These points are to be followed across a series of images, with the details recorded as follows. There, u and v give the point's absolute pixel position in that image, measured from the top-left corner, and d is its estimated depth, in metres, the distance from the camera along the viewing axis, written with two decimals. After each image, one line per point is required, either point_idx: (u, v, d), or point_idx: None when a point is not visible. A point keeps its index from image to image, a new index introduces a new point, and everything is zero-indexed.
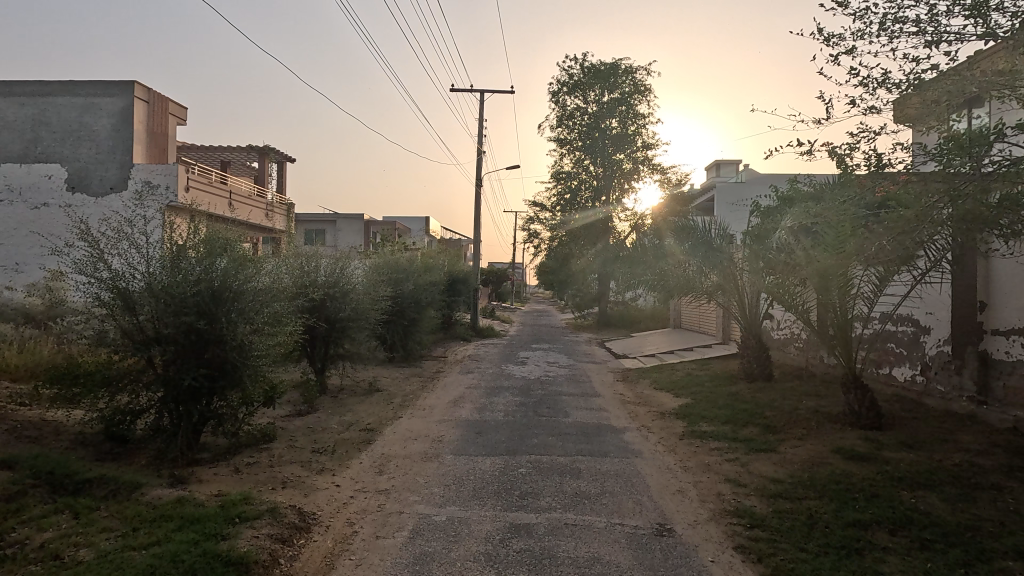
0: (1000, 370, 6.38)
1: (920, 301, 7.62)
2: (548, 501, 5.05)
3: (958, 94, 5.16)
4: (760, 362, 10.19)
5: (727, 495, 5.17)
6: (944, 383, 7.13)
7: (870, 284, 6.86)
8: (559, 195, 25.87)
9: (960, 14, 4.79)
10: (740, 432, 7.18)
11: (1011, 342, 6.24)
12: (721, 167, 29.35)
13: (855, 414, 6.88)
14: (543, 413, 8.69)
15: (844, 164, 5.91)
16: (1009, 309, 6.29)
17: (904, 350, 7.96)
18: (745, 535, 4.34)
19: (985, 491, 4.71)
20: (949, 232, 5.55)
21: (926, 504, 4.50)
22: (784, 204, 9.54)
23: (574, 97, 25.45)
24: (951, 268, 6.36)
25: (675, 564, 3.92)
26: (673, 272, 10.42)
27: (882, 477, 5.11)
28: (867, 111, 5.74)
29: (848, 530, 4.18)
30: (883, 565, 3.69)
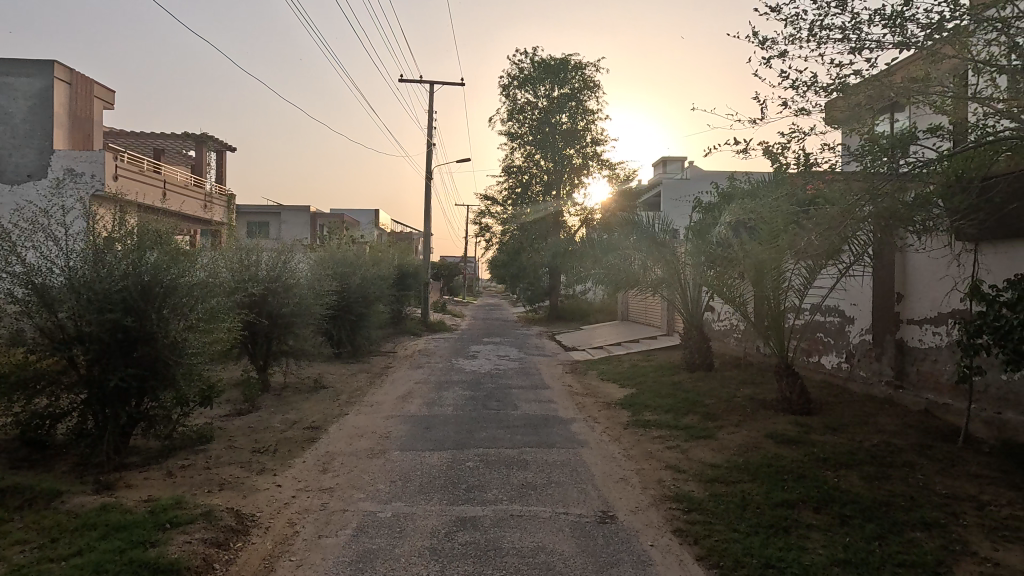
0: (914, 356, 6.86)
1: (845, 293, 8.10)
2: (495, 493, 5.10)
3: (878, 99, 5.52)
4: (702, 352, 10.60)
5: (668, 481, 5.36)
6: (867, 369, 7.62)
7: (800, 277, 7.19)
8: (510, 188, 25.92)
9: (880, 23, 5.11)
10: (681, 420, 7.45)
11: (923, 330, 6.72)
12: (666, 164, 30.10)
13: (787, 400, 7.26)
14: (492, 406, 8.74)
15: (777, 164, 6.22)
16: (921, 299, 6.76)
17: (831, 338, 8.45)
18: (683, 518, 4.52)
19: (899, 469, 5.09)
20: (872, 228, 5.91)
21: (847, 482, 4.83)
22: (723, 200, 9.90)
23: (524, 91, 25.51)
24: (871, 262, 6.79)
25: (617, 550, 4.03)
26: (619, 265, 10.66)
27: (809, 459, 5.43)
28: (798, 113, 6.05)
29: (777, 510, 4.42)
30: (807, 541, 3.93)
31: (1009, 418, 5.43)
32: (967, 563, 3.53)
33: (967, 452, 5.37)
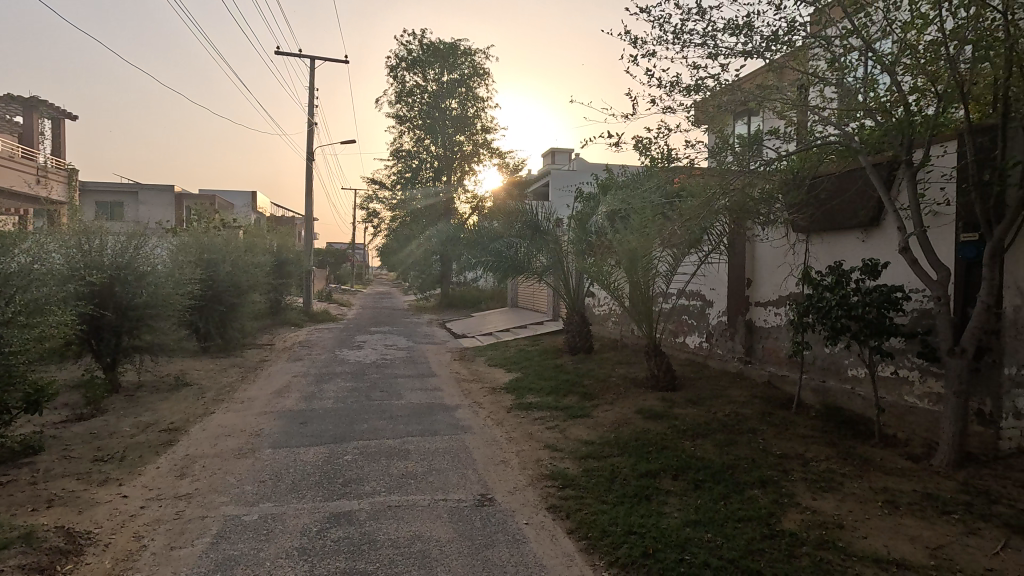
0: (760, 334, 7.71)
1: (705, 279, 8.90)
2: (372, 485, 4.97)
3: (730, 102, 6.06)
4: (582, 336, 11.12)
5: (545, 460, 5.55)
6: (722, 347, 8.44)
7: (668, 264, 7.75)
8: (399, 173, 25.23)
9: (731, 32, 5.59)
10: (562, 401, 7.76)
11: (768, 312, 7.56)
12: (555, 155, 30.91)
13: (656, 378, 7.84)
14: (376, 396, 8.51)
15: (646, 158, 6.63)
16: (766, 284, 7.60)
17: (694, 320, 9.25)
18: (557, 495, 4.71)
19: (744, 435, 5.71)
20: (726, 220, 6.52)
21: (701, 450, 5.33)
22: (602, 191, 10.37)
23: (413, 74, 24.88)
24: (726, 250, 7.50)
25: (492, 531, 4.11)
26: (505, 253, 10.82)
27: (672, 431, 5.92)
28: (665, 111, 6.48)
29: (642, 479, 4.77)
30: (665, 506, 4.27)
31: (830, 385, 6.30)
32: (792, 511, 4.04)
33: (797, 417, 6.15)
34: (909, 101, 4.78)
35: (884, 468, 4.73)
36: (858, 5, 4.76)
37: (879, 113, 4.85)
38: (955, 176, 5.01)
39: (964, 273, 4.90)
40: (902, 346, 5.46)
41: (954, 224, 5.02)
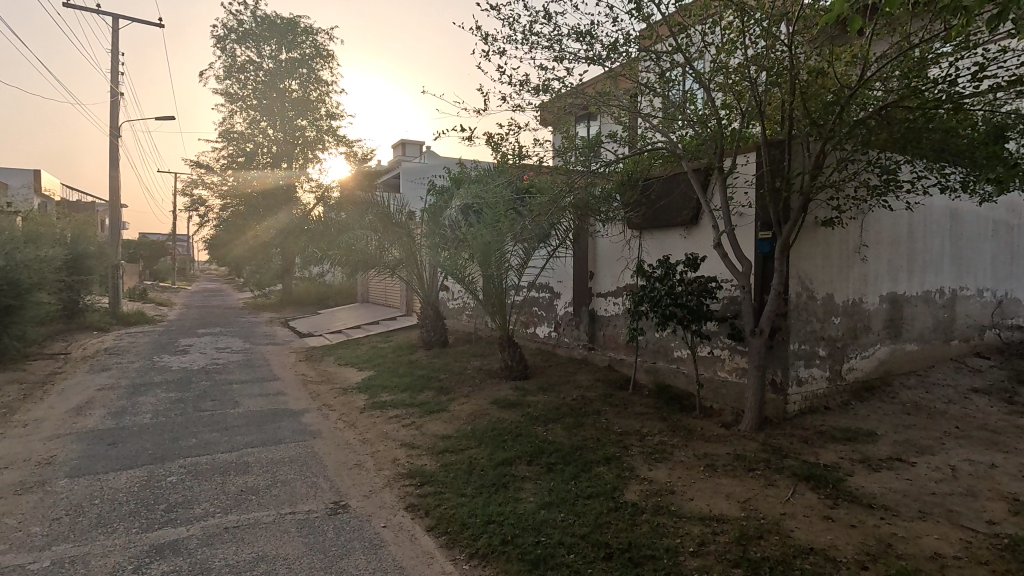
0: (602, 323, 8.33)
1: (553, 272, 9.38)
2: (205, 507, 4.40)
3: (575, 105, 6.41)
4: (437, 330, 11.07)
5: (402, 459, 5.40)
6: (569, 336, 8.99)
7: (519, 258, 7.99)
8: (230, 157, 22.71)
9: (573, 39, 5.88)
10: (417, 397, 7.63)
11: (608, 302, 8.19)
12: (405, 146, 30.18)
13: (509, 368, 8.08)
14: (206, 406, 7.56)
15: (498, 153, 6.77)
16: (606, 277, 8.23)
17: (544, 311, 9.71)
18: (415, 493, 4.61)
19: (590, 417, 6.14)
20: (571, 216, 6.93)
21: (553, 435, 5.61)
22: (455, 185, 10.37)
23: (245, 48, 22.53)
24: (572, 245, 7.96)
25: (347, 539, 3.88)
26: (355, 246, 10.31)
27: (525, 418, 6.15)
28: (515, 109, 6.66)
29: (499, 468, 4.87)
30: (521, 491, 4.41)
31: (660, 366, 7.04)
32: (632, 482, 4.43)
33: (634, 396, 6.77)
34: (721, 115, 5.48)
35: (704, 436, 5.40)
36: (681, 26, 5.32)
37: (698, 123, 5.49)
38: (754, 182, 5.87)
39: (761, 264, 5.79)
40: (716, 329, 6.28)
41: (754, 223, 5.88)
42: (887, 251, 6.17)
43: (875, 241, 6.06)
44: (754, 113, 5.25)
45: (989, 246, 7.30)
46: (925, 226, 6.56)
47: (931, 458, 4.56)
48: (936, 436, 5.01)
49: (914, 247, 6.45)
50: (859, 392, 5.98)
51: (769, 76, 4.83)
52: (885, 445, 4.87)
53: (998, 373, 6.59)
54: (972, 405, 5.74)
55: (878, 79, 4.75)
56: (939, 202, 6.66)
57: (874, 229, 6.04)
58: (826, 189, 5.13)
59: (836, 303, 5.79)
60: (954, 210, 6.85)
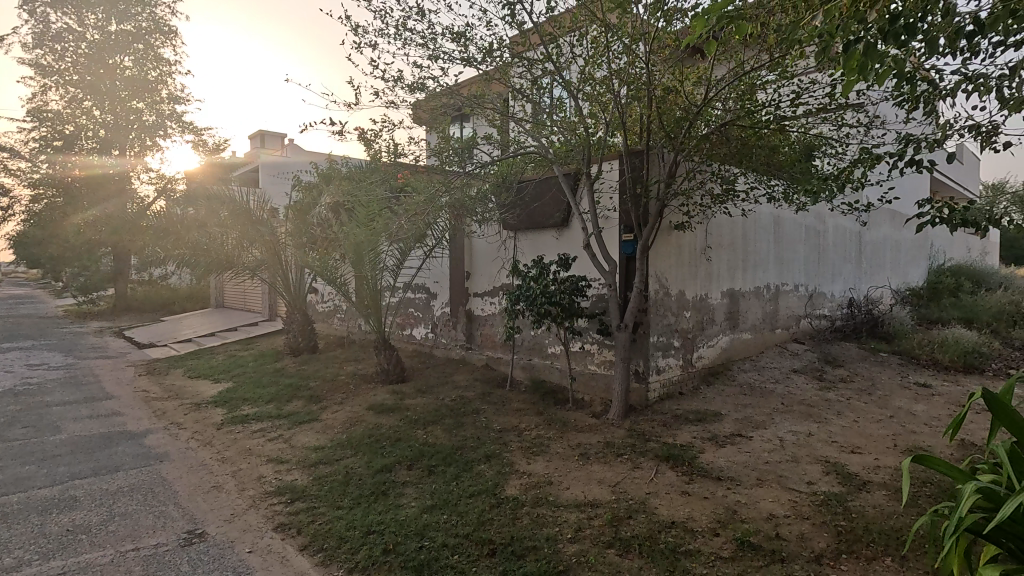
0: (478, 323, 8.41)
1: (429, 273, 9.28)
2: (16, 556, 3.67)
3: (449, 105, 6.39)
4: (305, 335, 10.39)
5: (269, 476, 4.98)
6: (446, 337, 8.95)
7: (394, 258, 7.77)
8: (43, 140, 19.28)
9: (447, 38, 5.84)
10: (284, 408, 7.09)
11: (484, 302, 8.29)
12: (264, 138, 27.91)
13: (385, 372, 7.83)
14: (14, 435, 6.33)
15: (371, 150, 6.53)
16: (482, 277, 8.32)
17: (420, 312, 9.58)
18: (285, 511, 4.27)
19: (469, 416, 6.16)
20: (448, 217, 6.91)
21: (433, 437, 5.55)
22: (323, 181, 9.81)
23: (61, 14, 19.25)
24: (448, 245, 7.93)
25: (206, 572, 3.48)
26: (208, 245, 9.30)
27: (404, 422, 6.01)
28: (388, 105, 6.47)
29: (377, 476, 4.69)
30: (402, 497, 4.29)
31: (535, 363, 7.29)
32: (512, 477, 4.52)
33: (512, 393, 6.94)
34: (588, 123, 5.80)
35: (577, 426, 5.70)
36: (551, 36, 5.52)
37: (567, 130, 5.76)
38: (617, 188, 6.30)
39: (625, 264, 6.23)
40: (586, 325, 6.65)
41: (617, 225, 6.31)
42: (726, 253, 7.00)
43: (718, 243, 6.85)
44: (617, 123, 5.64)
45: (802, 248, 8.59)
46: (755, 231, 7.55)
47: (764, 432, 5.26)
48: (767, 412, 5.79)
49: (747, 249, 7.39)
50: (706, 377, 6.72)
51: (630, 89, 5.21)
52: (729, 423, 5.52)
53: (810, 356, 7.80)
54: (793, 384, 6.72)
55: (719, 99, 5.26)
56: (765, 210, 7.70)
57: (716, 233, 6.82)
58: (678, 195, 5.67)
59: (687, 298, 6.44)
60: (777, 217, 7.96)
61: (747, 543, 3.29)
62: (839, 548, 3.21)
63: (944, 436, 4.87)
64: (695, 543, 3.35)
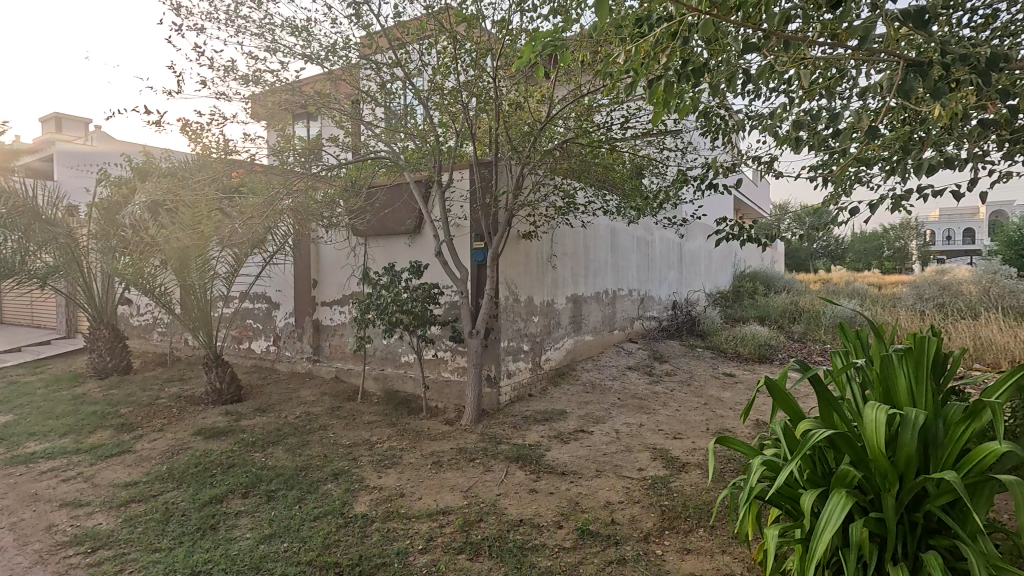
0: (326, 333, 7.96)
1: (270, 281, 8.58)
2: None
3: (290, 103, 5.99)
4: (115, 354, 8.96)
5: (62, 524, 4.16)
6: (290, 349, 8.33)
7: (227, 265, 7.06)
8: None
9: (286, 31, 5.45)
10: (85, 441, 6.01)
11: (332, 311, 7.87)
12: (60, 123, 23.62)
13: (217, 391, 7.05)
14: None
15: (197, 145, 5.87)
16: (330, 285, 7.90)
17: (260, 324, 8.80)
18: (84, 563, 3.60)
19: (315, 433, 5.79)
20: (290, 220, 6.48)
21: (274, 459, 5.11)
22: (137, 176, 8.56)
23: None
24: (291, 251, 7.40)
25: None
26: None
27: (239, 446, 5.45)
28: (218, 96, 5.87)
29: (205, 509, 4.18)
30: (236, 529, 3.87)
31: (387, 372, 7.11)
32: (362, 493, 4.33)
33: (363, 405, 6.67)
34: (438, 132, 5.81)
35: (430, 434, 5.66)
36: (399, 41, 5.41)
37: (418, 137, 5.71)
38: (468, 197, 6.41)
39: (476, 272, 6.36)
40: (439, 332, 6.65)
41: (468, 233, 6.43)
42: (569, 260, 7.49)
43: (562, 252, 7.30)
44: (467, 133, 5.73)
45: (634, 256, 9.52)
46: (595, 241, 8.20)
47: (603, 426, 5.72)
48: (606, 407, 6.31)
49: (588, 257, 7.99)
50: (553, 378, 7.11)
51: (478, 101, 5.34)
52: (573, 420, 5.91)
53: (642, 353, 8.66)
54: (627, 379, 7.41)
55: (562, 118, 5.65)
56: (603, 221, 8.40)
57: (560, 243, 7.27)
58: (524, 206, 5.93)
59: (535, 304, 6.77)
60: (613, 229, 8.72)
61: (587, 531, 3.54)
62: (662, 526, 3.60)
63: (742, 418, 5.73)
64: (541, 538, 3.51)
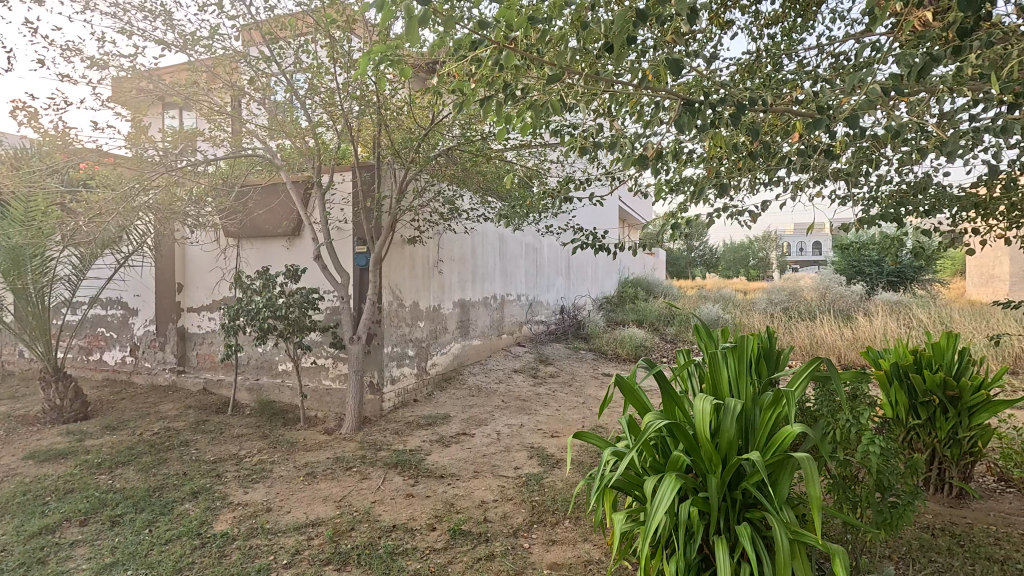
0: (193, 342, 7.37)
1: (126, 285, 7.78)
2: None
3: (148, 92, 5.50)
4: None
5: None
6: (150, 359, 7.59)
7: (71, 266, 6.28)
8: None
9: (143, 13, 4.99)
10: None
11: (201, 317, 7.30)
12: None
13: (57, 409, 6.25)
14: None
15: (32, 131, 5.19)
16: (198, 290, 7.32)
17: (114, 333, 7.97)
18: None
19: (175, 450, 5.34)
20: (149, 218, 5.92)
21: (122, 481, 4.64)
22: None
23: None
24: (150, 252, 6.77)
25: None
26: None
27: (81, 469, 4.88)
28: (60, 79, 5.25)
29: (33, 542, 3.70)
30: (70, 560, 3.47)
31: (263, 382, 6.73)
32: (225, 511, 4.07)
33: (232, 418, 6.25)
34: (317, 132, 5.63)
35: (306, 445, 5.45)
36: (273, 35, 5.18)
37: (296, 137, 5.49)
38: (350, 200, 6.27)
39: (358, 276, 6.22)
40: (318, 339, 6.42)
41: (350, 237, 6.29)
42: (456, 266, 7.57)
43: (448, 258, 7.36)
44: (346, 135, 5.63)
45: (522, 262, 9.82)
46: (482, 248, 8.35)
47: (485, 428, 5.84)
48: (489, 410, 6.46)
49: (475, 263, 8.13)
50: (439, 383, 7.13)
51: (358, 106, 5.24)
52: (456, 423, 5.98)
53: (528, 357, 8.96)
54: (513, 382, 7.62)
55: (451, 127, 5.65)
56: (491, 228, 8.59)
57: (447, 248, 7.33)
58: (407, 212, 5.91)
59: (420, 309, 6.75)
60: (501, 236, 8.93)
61: (459, 531, 3.62)
62: (531, 520, 3.77)
63: (606, 415, 6.18)
64: (412, 541, 3.53)
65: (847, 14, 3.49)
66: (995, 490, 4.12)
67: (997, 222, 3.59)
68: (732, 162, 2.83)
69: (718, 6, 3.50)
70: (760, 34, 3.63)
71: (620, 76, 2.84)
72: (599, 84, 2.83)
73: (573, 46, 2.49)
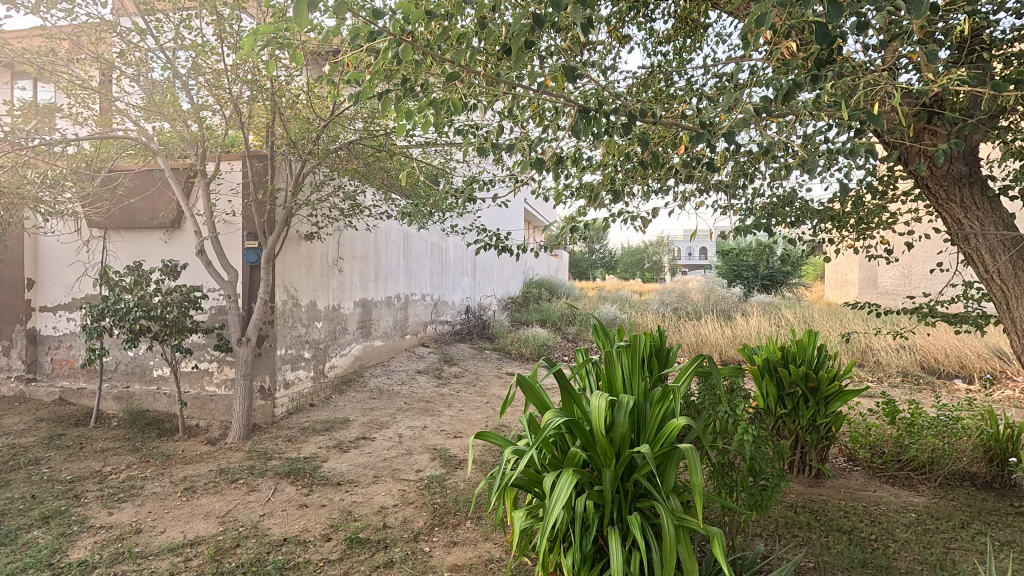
0: (47, 345, 6.47)
1: None
2: None
3: None
4: None
5: None
6: None
7: None
8: None
9: None
10: None
11: (58, 318, 6.43)
12: None
13: None
14: None
15: None
16: (55, 286, 6.45)
17: None
18: None
19: (21, 469, 4.65)
20: None
21: None
22: None
23: None
24: None
25: None
26: None
27: None
28: None
29: None
30: None
31: (133, 390, 6.07)
32: (85, 536, 3.61)
33: (95, 431, 5.56)
34: (201, 116, 5.17)
35: (184, 457, 4.98)
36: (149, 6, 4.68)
37: (177, 120, 5.00)
38: (238, 191, 5.82)
39: (248, 273, 5.80)
40: (201, 342, 5.91)
41: (239, 231, 5.84)
42: (357, 264, 7.30)
43: (349, 255, 7.08)
44: (235, 121, 5.20)
45: (428, 262, 9.70)
46: (386, 246, 8.13)
47: (385, 431, 5.69)
48: (391, 412, 6.29)
49: (378, 262, 7.88)
50: (338, 386, 6.84)
51: (250, 92, 4.88)
52: (355, 427, 5.76)
53: (432, 357, 8.85)
54: (416, 383, 7.49)
55: (352, 119, 5.42)
56: (394, 226, 8.38)
57: (347, 246, 7.03)
58: (303, 206, 5.60)
59: (317, 309, 6.42)
60: (405, 234, 8.75)
61: (355, 540, 3.48)
62: (432, 523, 3.72)
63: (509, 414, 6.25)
64: (306, 554, 3.35)
65: (729, 39, 3.79)
66: (844, 469, 4.68)
67: (848, 234, 4.06)
68: (626, 170, 2.97)
69: (617, 20, 3.66)
70: (654, 50, 3.84)
71: (523, 80, 2.87)
72: (503, 86, 2.84)
73: (480, 46, 2.48)
